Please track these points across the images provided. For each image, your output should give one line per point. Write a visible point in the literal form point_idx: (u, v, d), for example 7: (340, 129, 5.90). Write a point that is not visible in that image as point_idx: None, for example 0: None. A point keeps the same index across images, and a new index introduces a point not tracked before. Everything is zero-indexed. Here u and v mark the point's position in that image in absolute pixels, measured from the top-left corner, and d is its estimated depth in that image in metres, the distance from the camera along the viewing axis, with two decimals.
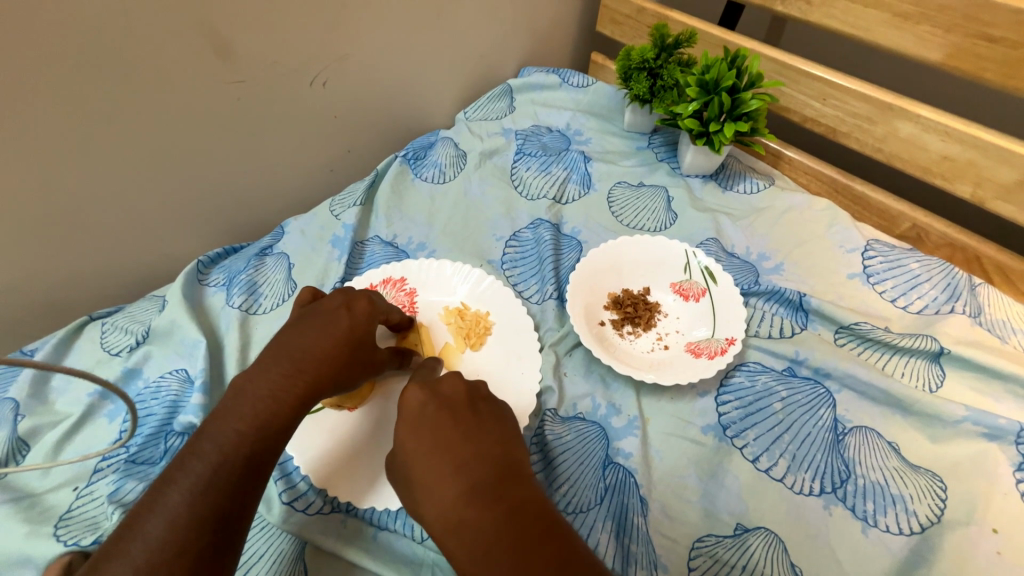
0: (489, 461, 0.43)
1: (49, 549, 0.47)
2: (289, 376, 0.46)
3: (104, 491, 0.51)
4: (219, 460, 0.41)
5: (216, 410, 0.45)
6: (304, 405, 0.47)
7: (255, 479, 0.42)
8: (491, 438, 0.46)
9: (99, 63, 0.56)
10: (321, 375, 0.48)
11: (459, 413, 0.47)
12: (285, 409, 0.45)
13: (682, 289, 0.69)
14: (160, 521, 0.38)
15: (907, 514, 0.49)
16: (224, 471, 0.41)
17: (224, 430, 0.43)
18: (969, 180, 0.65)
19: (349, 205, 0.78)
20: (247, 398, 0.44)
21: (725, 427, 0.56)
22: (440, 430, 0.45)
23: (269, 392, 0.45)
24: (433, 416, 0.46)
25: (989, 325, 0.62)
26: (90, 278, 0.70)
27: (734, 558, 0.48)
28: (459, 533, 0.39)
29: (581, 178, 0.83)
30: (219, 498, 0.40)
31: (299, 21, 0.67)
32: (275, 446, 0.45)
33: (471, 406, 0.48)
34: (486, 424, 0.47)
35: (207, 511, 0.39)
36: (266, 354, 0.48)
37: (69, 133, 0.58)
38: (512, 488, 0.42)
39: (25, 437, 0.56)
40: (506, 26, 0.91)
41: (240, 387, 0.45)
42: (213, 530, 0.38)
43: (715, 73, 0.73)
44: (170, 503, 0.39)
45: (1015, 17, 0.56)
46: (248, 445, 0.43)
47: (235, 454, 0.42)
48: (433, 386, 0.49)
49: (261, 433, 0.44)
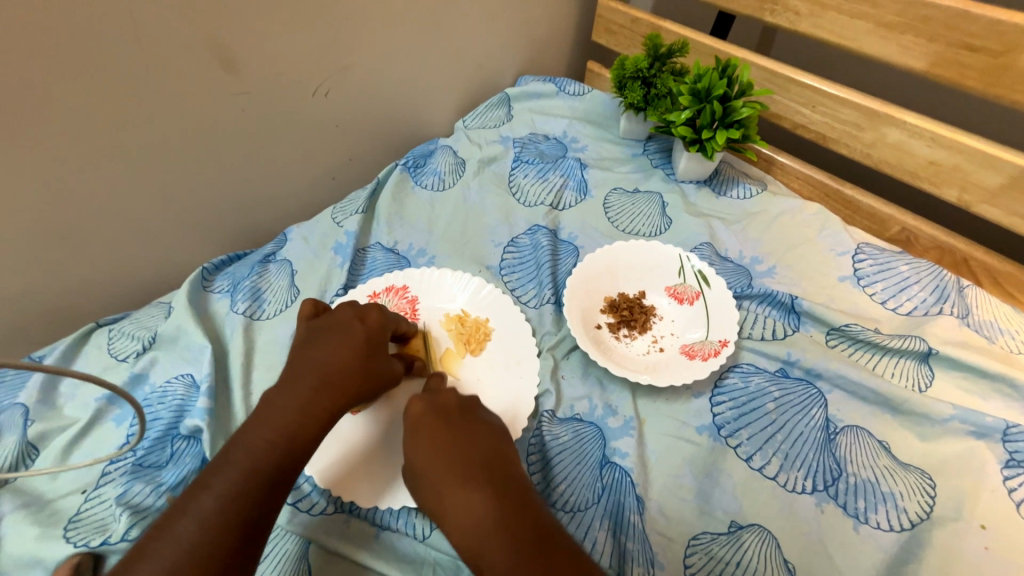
0: (476, 454, 0.47)
1: (59, 551, 0.48)
2: (319, 390, 0.48)
3: (113, 493, 0.52)
4: (250, 469, 0.42)
5: (248, 422, 0.46)
6: (332, 419, 0.48)
7: (282, 488, 0.44)
8: (483, 436, 0.49)
9: (106, 75, 0.57)
10: (348, 389, 0.50)
11: (449, 416, 0.50)
12: (315, 423, 0.47)
13: (676, 292, 0.71)
14: (191, 523, 0.39)
15: (897, 511, 0.51)
16: (256, 480, 0.42)
17: (256, 438, 0.44)
18: (955, 184, 0.67)
19: (350, 213, 0.79)
20: (279, 411, 0.46)
21: (720, 427, 0.57)
22: (434, 433, 0.48)
23: (299, 405, 0.47)
24: (426, 422, 0.49)
25: (976, 325, 0.63)
26: (96, 286, 0.71)
27: (730, 554, 0.49)
28: (460, 519, 0.43)
29: (577, 185, 0.84)
30: (248, 505, 0.41)
31: (300, 34, 0.69)
32: (304, 457, 0.46)
33: (462, 412, 0.50)
34: (476, 424, 0.50)
35: (238, 517, 0.40)
36: (291, 370, 0.50)
37: (78, 144, 0.60)
38: (498, 477, 0.45)
39: (35, 441, 0.57)
40: (503, 37, 0.93)
41: (271, 400, 0.47)
42: (240, 535, 0.40)
43: (706, 82, 0.75)
44: (201, 507, 0.40)
45: (995, 28, 0.58)
46: (279, 455, 0.44)
47: (265, 463, 0.43)
48: (432, 395, 0.52)
49: (291, 444, 0.45)
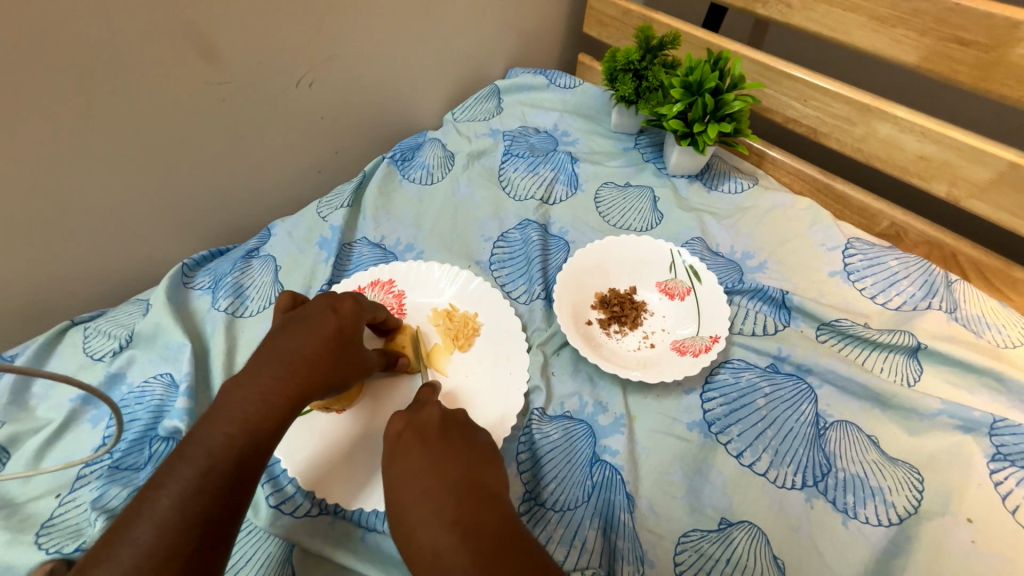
0: (450, 480, 0.43)
1: (32, 557, 0.47)
2: (281, 379, 0.47)
3: (88, 497, 0.51)
4: (208, 464, 0.41)
5: (205, 414, 0.45)
6: (295, 407, 0.47)
7: (245, 484, 0.42)
8: (461, 458, 0.46)
9: (80, 65, 0.56)
10: (313, 377, 0.48)
11: (429, 438, 0.47)
12: (277, 413, 0.45)
13: (667, 288, 0.70)
14: (148, 525, 0.38)
15: (886, 505, 0.51)
16: (213, 476, 0.41)
17: (214, 433, 0.43)
18: (945, 179, 0.67)
19: (336, 206, 0.78)
20: (238, 401, 0.45)
21: (710, 423, 0.57)
22: (410, 459, 0.46)
23: (260, 394, 0.45)
24: (405, 446, 0.47)
25: (964, 320, 0.63)
26: (73, 282, 0.70)
27: (719, 552, 0.49)
28: (431, 558, 0.39)
29: (568, 179, 0.84)
30: (207, 503, 0.40)
31: (284, 23, 0.67)
32: (267, 449, 0.45)
33: (443, 433, 0.48)
34: (455, 449, 0.46)
35: (195, 516, 0.39)
36: (257, 358, 0.48)
37: (50, 135, 0.58)
38: (472, 508, 0.41)
39: (6, 444, 0.55)
40: (493, 27, 0.92)
41: (231, 390, 0.46)
42: (200, 534, 0.39)
43: (698, 75, 0.75)
44: (157, 509, 0.39)
45: (985, 21, 0.58)
46: (238, 449, 0.43)
47: (224, 457, 0.42)
48: (412, 413, 0.50)
49: (252, 435, 0.44)
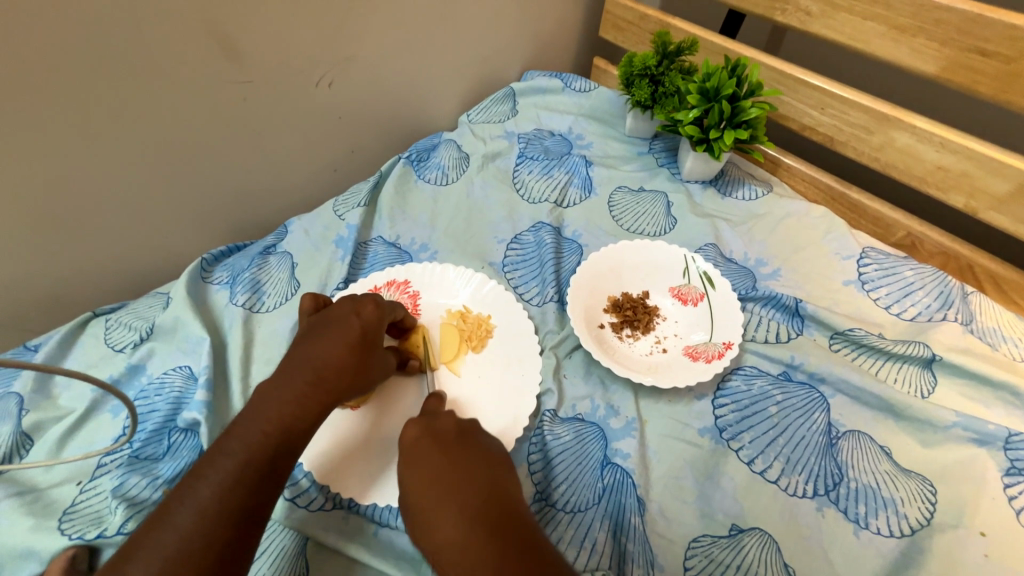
0: (473, 482, 0.45)
1: (54, 542, 0.48)
2: (314, 384, 0.49)
3: (108, 485, 0.52)
4: (246, 458, 0.43)
5: (242, 414, 0.46)
6: (326, 412, 0.49)
7: (277, 479, 0.44)
8: (478, 460, 0.47)
9: (107, 62, 0.57)
10: (342, 382, 0.50)
11: (446, 439, 0.49)
12: (308, 416, 0.47)
13: (681, 293, 0.70)
14: (190, 512, 0.40)
15: (898, 517, 0.50)
16: (251, 469, 0.43)
17: (253, 430, 0.45)
18: (963, 190, 0.67)
19: (352, 206, 0.79)
20: (274, 403, 0.47)
21: (722, 429, 0.57)
22: (429, 459, 0.47)
23: (295, 397, 0.47)
24: (421, 447, 0.48)
25: (980, 332, 0.63)
26: (94, 274, 0.71)
27: (729, 557, 0.49)
28: (454, 552, 0.41)
29: (582, 182, 0.84)
30: (244, 494, 0.41)
31: (306, 23, 0.68)
32: (298, 448, 0.47)
33: (459, 435, 0.49)
34: (471, 452, 0.48)
35: (235, 506, 0.41)
36: (288, 362, 0.50)
37: (77, 130, 0.59)
38: (496, 508, 0.43)
39: (29, 431, 0.56)
40: (510, 30, 0.92)
41: (267, 392, 0.48)
42: (237, 524, 0.40)
43: (715, 82, 0.75)
44: (198, 497, 0.40)
45: (1007, 33, 0.57)
46: (275, 445, 0.45)
47: (261, 453, 0.44)
48: (429, 421, 0.51)
49: (286, 434, 0.46)
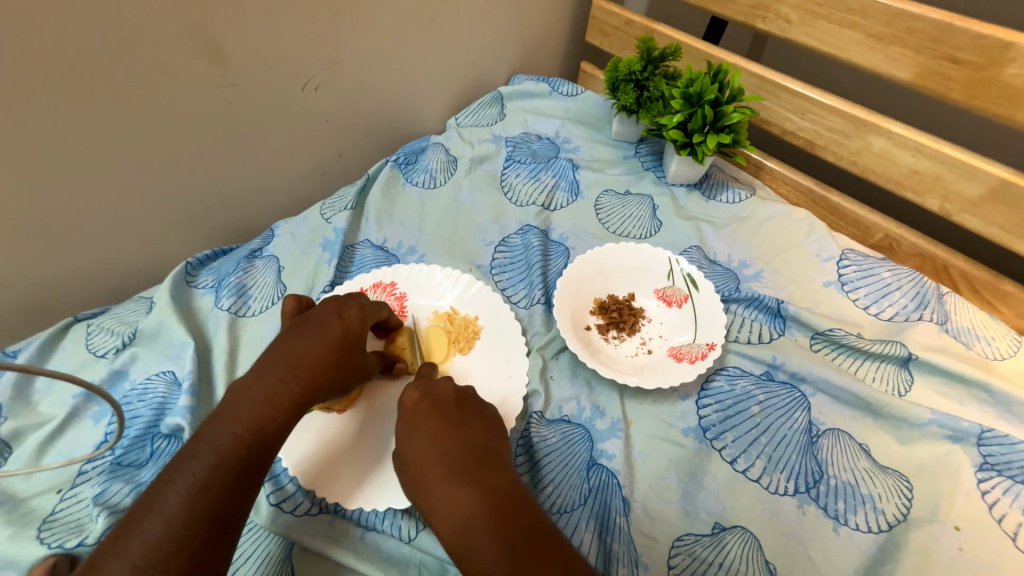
0: (468, 448, 0.49)
1: (33, 552, 0.47)
2: (286, 381, 0.49)
3: (89, 493, 0.52)
4: (215, 462, 0.43)
5: (213, 414, 0.46)
6: (298, 410, 0.49)
7: (249, 482, 0.44)
8: (474, 429, 0.51)
9: (89, 66, 0.57)
10: (317, 381, 0.50)
11: (445, 409, 0.52)
12: (281, 415, 0.47)
13: (665, 295, 0.71)
14: (157, 520, 0.39)
15: (876, 512, 0.52)
16: (220, 473, 0.42)
17: (221, 432, 0.45)
18: (937, 194, 0.68)
19: (339, 209, 0.79)
20: (245, 402, 0.47)
21: (706, 429, 0.58)
22: (430, 425, 0.51)
23: (266, 395, 0.48)
24: (423, 414, 0.51)
25: (954, 332, 0.64)
26: (76, 279, 0.70)
27: (712, 555, 0.50)
28: (452, 512, 0.45)
29: (569, 186, 0.85)
30: (214, 499, 0.41)
31: (290, 28, 0.68)
32: (271, 448, 0.47)
33: (458, 405, 0.53)
34: (470, 418, 0.52)
35: (204, 511, 0.40)
36: (264, 360, 0.51)
37: (58, 134, 0.59)
38: (490, 473, 0.47)
39: (8, 438, 0.56)
40: (496, 34, 0.93)
41: (240, 389, 0.48)
42: (207, 529, 0.40)
43: (698, 87, 0.76)
44: (167, 503, 0.40)
45: (978, 42, 0.59)
46: (245, 447, 0.44)
47: (231, 456, 0.44)
48: (427, 385, 0.54)
49: (257, 436, 0.45)
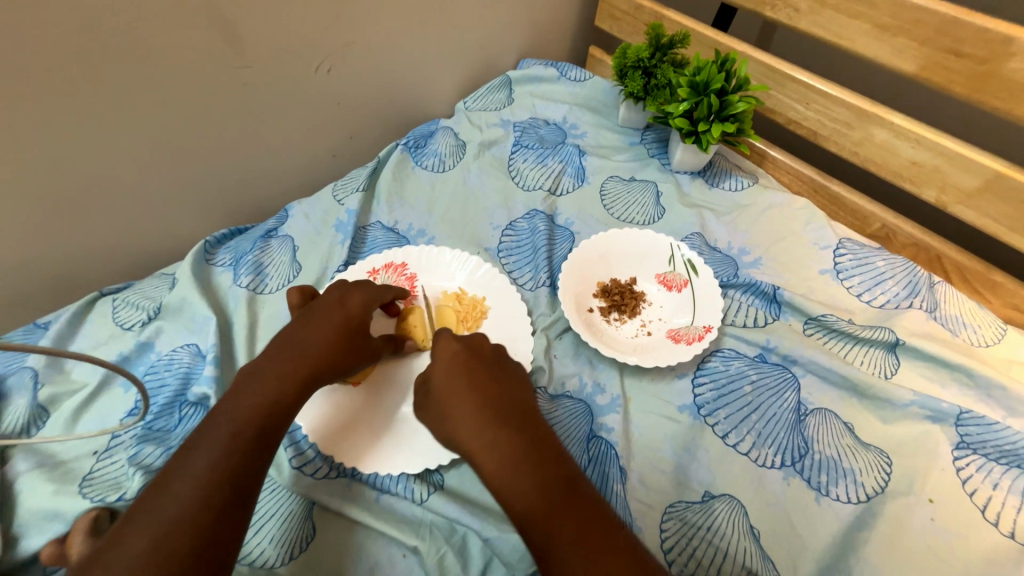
0: (510, 400, 0.53)
1: (77, 505, 0.51)
2: (296, 360, 0.53)
3: (124, 455, 0.56)
4: (236, 430, 0.47)
5: (230, 390, 0.50)
6: (309, 386, 0.53)
7: (267, 449, 0.48)
8: (511, 384, 0.55)
9: (116, 46, 0.59)
10: (325, 359, 0.54)
11: (485, 365, 0.56)
12: (293, 389, 0.51)
13: (666, 280, 0.74)
14: (186, 480, 0.43)
15: (856, 485, 0.55)
16: (242, 439, 0.46)
17: (240, 404, 0.48)
18: (935, 185, 0.70)
19: (352, 190, 0.81)
20: (259, 378, 0.51)
21: (700, 406, 0.61)
22: (472, 375, 0.54)
23: (279, 372, 0.51)
24: (466, 364, 0.55)
25: (942, 319, 0.67)
26: (99, 251, 0.74)
27: (700, 520, 0.53)
28: (497, 449, 0.48)
29: (575, 171, 0.87)
30: (237, 461, 0.45)
31: (308, 11, 0.70)
32: (286, 420, 0.50)
33: (495, 364, 0.57)
34: (507, 376, 0.56)
35: (229, 472, 0.44)
36: (273, 343, 0.54)
37: (85, 111, 0.62)
38: (531, 421, 0.51)
39: (46, 403, 0.60)
40: (507, 19, 0.94)
41: (253, 368, 0.52)
42: (232, 488, 0.44)
43: (704, 76, 0.78)
44: (194, 465, 0.44)
45: (980, 35, 0.61)
46: (262, 417, 0.48)
47: (249, 425, 0.47)
48: (469, 341, 0.58)
49: (273, 408, 0.49)
